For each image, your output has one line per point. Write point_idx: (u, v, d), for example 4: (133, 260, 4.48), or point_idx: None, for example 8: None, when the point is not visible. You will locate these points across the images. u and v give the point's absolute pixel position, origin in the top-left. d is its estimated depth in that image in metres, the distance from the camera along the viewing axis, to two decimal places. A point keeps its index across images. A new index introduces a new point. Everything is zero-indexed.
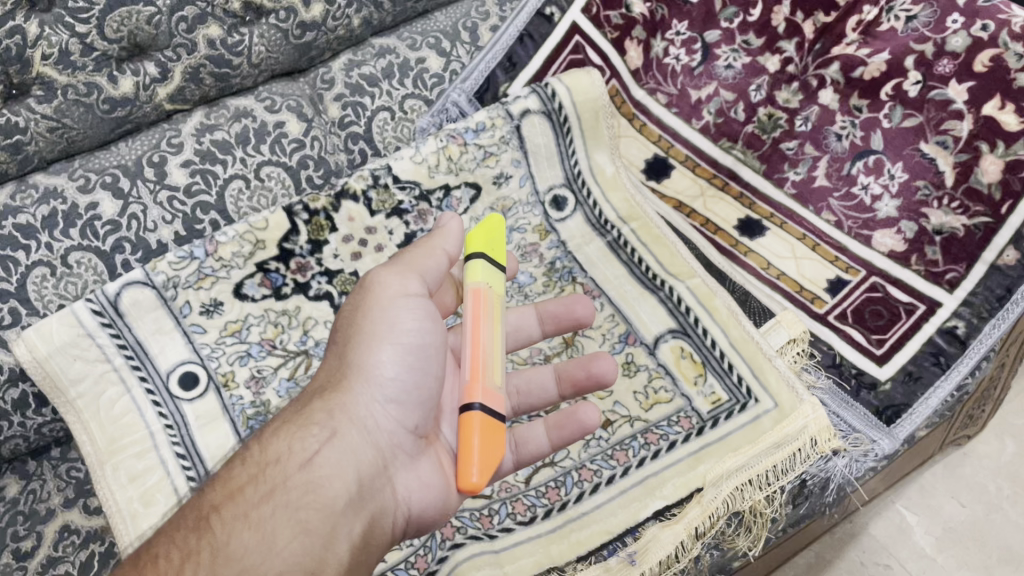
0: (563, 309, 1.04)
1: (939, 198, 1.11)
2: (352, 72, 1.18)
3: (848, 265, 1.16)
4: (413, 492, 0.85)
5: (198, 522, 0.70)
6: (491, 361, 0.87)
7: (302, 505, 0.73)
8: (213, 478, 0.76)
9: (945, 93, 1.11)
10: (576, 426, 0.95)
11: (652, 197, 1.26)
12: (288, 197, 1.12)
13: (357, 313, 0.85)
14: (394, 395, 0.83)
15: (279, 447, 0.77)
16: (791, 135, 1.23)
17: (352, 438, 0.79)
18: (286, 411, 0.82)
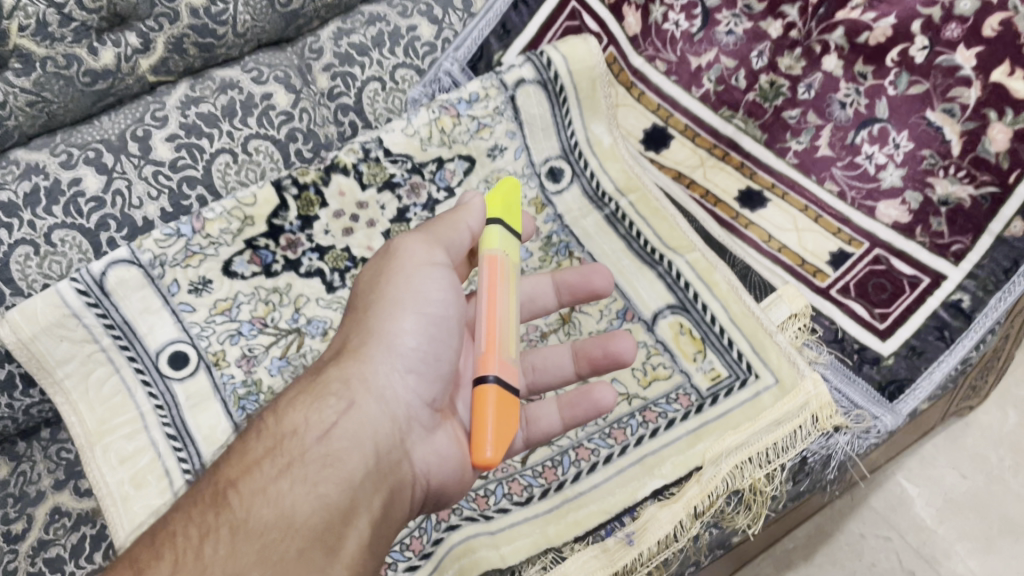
0: (581, 280, 1.02)
1: (945, 168, 1.08)
2: (341, 41, 1.14)
3: (850, 237, 1.13)
4: (429, 463, 0.84)
5: (215, 498, 0.69)
6: (506, 330, 0.87)
7: (322, 479, 0.72)
8: (230, 451, 0.75)
9: (953, 59, 1.07)
10: (589, 406, 0.94)
11: (651, 168, 1.23)
12: (276, 171, 1.09)
13: (380, 280, 0.85)
14: (413, 364, 0.83)
15: (296, 418, 0.75)
16: (793, 103, 1.20)
17: (370, 408, 0.78)
18: (303, 380, 0.80)
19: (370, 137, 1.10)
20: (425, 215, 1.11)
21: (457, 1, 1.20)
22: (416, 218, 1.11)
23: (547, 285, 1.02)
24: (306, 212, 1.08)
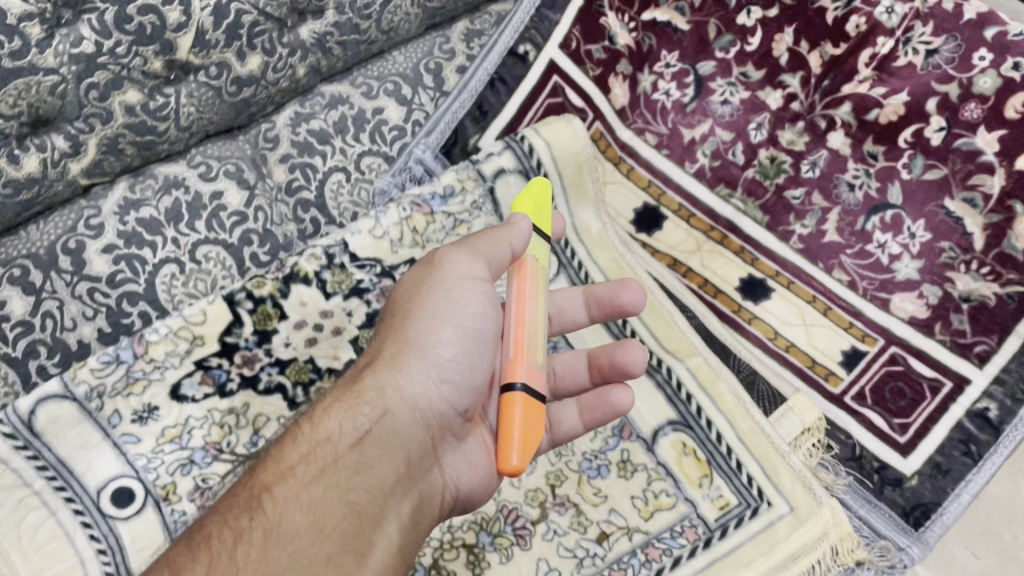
0: (607, 294, 0.94)
1: (966, 262, 1.00)
2: (299, 128, 1.03)
3: (864, 333, 1.03)
4: (457, 469, 0.79)
5: (250, 501, 0.65)
6: (534, 343, 0.80)
7: (353, 488, 0.68)
8: (264, 456, 0.70)
9: (973, 143, 0.99)
10: (608, 408, 0.88)
11: (643, 254, 1.12)
12: (229, 280, 0.97)
13: (420, 289, 0.78)
14: (450, 373, 0.76)
15: (330, 426, 0.71)
16: (797, 182, 1.11)
17: (404, 417, 0.73)
18: (338, 387, 0.75)
19: (333, 240, 0.99)
20: None
21: (428, 78, 1.09)
22: None
23: (577, 295, 0.96)
24: (263, 326, 0.95)
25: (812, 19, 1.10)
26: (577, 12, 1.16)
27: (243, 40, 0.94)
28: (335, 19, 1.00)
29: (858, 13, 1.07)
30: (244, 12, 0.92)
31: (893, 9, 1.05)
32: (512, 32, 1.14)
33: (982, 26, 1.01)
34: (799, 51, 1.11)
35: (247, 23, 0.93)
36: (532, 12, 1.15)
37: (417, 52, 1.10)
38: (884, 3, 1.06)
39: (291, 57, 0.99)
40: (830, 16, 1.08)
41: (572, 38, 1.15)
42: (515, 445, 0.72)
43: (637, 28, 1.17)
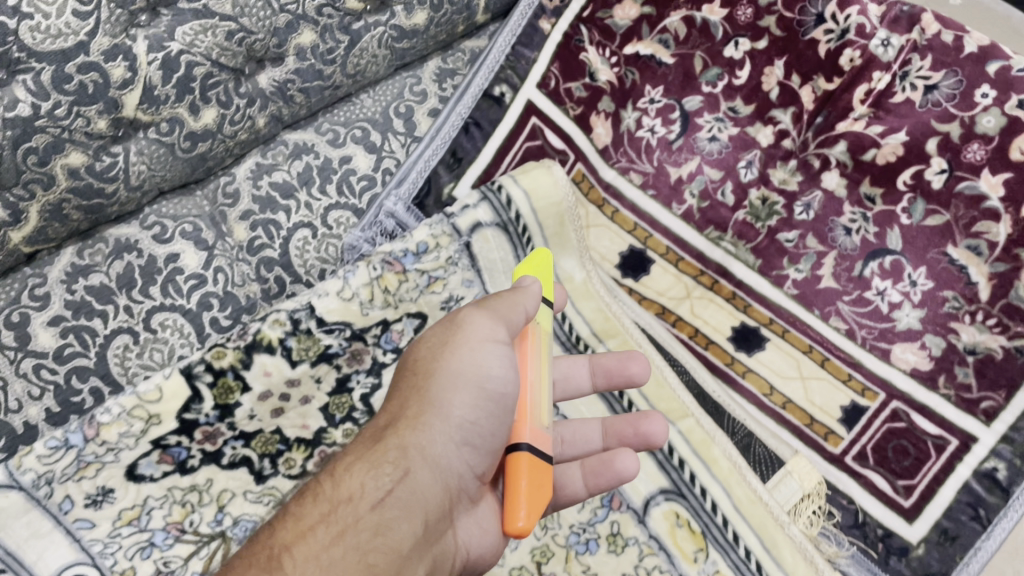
0: (618, 363, 0.88)
1: (971, 313, 0.95)
2: (261, 181, 0.97)
3: (863, 386, 0.98)
4: (469, 536, 0.69)
5: (266, 563, 0.55)
6: (541, 401, 0.71)
7: (373, 555, 0.58)
8: (278, 514, 0.60)
9: (977, 187, 0.94)
10: (613, 477, 0.79)
11: (630, 301, 1.06)
12: (189, 349, 0.90)
13: (443, 345, 0.67)
14: (473, 436, 0.66)
15: (350, 484, 0.61)
16: (789, 224, 1.06)
17: (427, 482, 0.63)
18: (357, 443, 0.65)
19: (299, 302, 0.91)
20: (370, 381, 0.93)
21: (399, 124, 1.03)
22: (360, 387, 0.92)
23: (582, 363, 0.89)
24: (225, 401, 0.87)
25: (804, 52, 1.04)
26: (556, 48, 1.11)
27: (195, 93, 0.87)
28: (296, 66, 0.93)
29: (852, 46, 1.01)
30: (196, 64, 0.86)
31: (889, 42, 1.00)
32: (487, 72, 1.07)
33: (984, 60, 0.96)
34: (790, 85, 1.06)
35: (199, 76, 0.86)
36: (508, 51, 1.10)
37: (387, 94, 1.04)
38: (879, 36, 1.00)
39: (249, 107, 0.92)
40: (823, 49, 1.03)
41: (550, 76, 1.10)
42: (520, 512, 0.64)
43: (620, 62, 1.11)
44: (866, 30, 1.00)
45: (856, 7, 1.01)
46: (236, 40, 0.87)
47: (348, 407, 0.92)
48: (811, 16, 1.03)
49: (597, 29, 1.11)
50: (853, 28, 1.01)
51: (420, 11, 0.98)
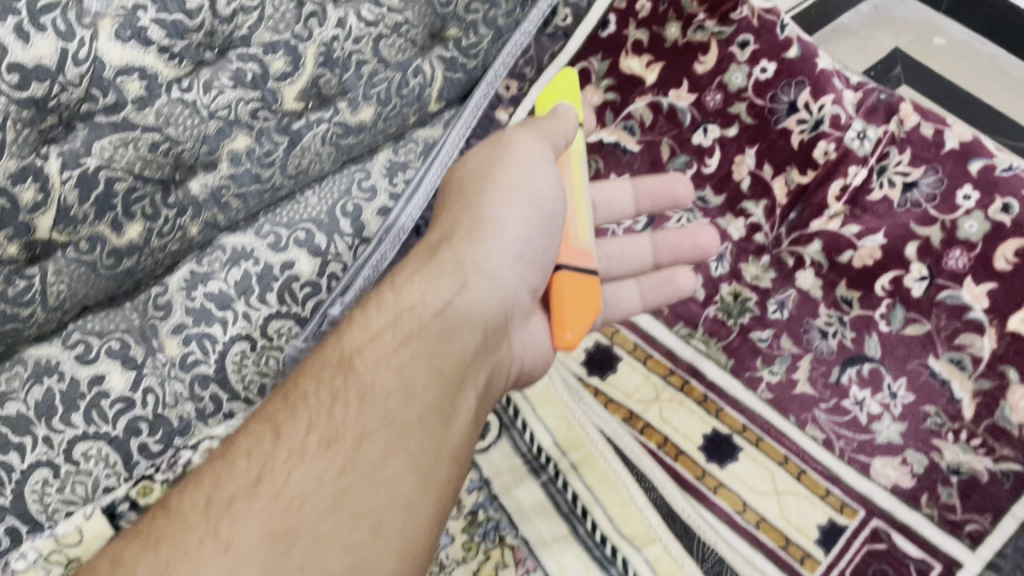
0: (663, 186, 0.97)
1: (954, 431, 0.89)
2: (195, 292, 0.90)
3: (842, 502, 0.92)
4: (522, 347, 0.82)
5: (341, 362, 0.69)
6: (580, 221, 0.86)
7: (435, 354, 0.70)
8: (349, 318, 0.75)
9: (959, 296, 0.88)
10: (670, 290, 0.96)
11: (595, 404, 1.01)
12: (114, 480, 0.83)
13: (490, 165, 0.82)
14: (526, 251, 0.79)
15: (413, 295, 0.74)
16: (762, 322, 1.00)
17: (484, 293, 0.76)
18: (418, 258, 0.79)
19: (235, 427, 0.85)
20: None
21: (345, 223, 0.95)
22: None
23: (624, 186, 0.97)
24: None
25: (776, 142, 0.99)
26: None
27: (117, 208, 0.80)
28: (230, 171, 0.86)
29: (826, 138, 0.95)
30: (117, 179, 0.79)
31: (866, 134, 0.94)
32: (440, 168, 0.97)
33: (965, 158, 0.90)
34: (762, 175, 1.00)
35: (120, 191, 0.80)
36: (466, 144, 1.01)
37: (333, 191, 0.96)
38: (855, 127, 0.95)
39: (180, 217, 0.86)
40: (796, 140, 0.97)
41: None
42: (568, 323, 0.80)
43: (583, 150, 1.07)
44: (841, 121, 0.95)
45: (831, 95, 0.95)
46: (161, 151, 0.80)
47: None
48: (783, 104, 0.97)
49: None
50: (828, 119, 0.95)
51: (366, 107, 0.91)
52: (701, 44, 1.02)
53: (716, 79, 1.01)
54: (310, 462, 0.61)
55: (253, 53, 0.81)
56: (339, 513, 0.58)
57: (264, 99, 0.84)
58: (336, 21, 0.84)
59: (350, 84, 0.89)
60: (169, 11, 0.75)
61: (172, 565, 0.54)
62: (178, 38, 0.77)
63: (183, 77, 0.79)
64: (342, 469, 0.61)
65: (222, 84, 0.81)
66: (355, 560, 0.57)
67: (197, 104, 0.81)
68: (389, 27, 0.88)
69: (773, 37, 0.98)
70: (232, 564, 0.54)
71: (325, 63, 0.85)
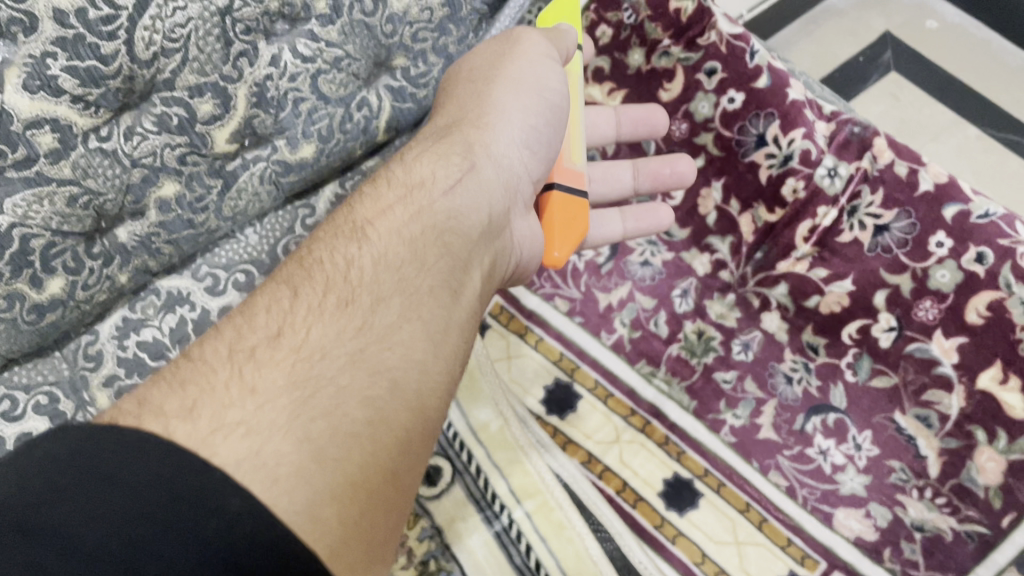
0: (644, 115, 0.96)
1: (919, 487, 0.86)
2: (127, 340, 0.85)
3: (804, 553, 0.88)
4: (522, 236, 0.77)
5: (354, 232, 0.63)
6: (573, 144, 0.85)
7: (447, 229, 0.66)
8: (356, 197, 0.69)
9: (928, 349, 0.85)
10: (653, 222, 0.96)
11: (551, 445, 0.95)
12: None
13: (500, 61, 0.77)
14: (531, 141, 0.76)
15: (423, 170, 0.69)
16: (726, 363, 0.96)
17: (491, 176, 0.72)
18: (426, 140, 0.74)
19: None
20: None
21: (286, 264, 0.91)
22: None
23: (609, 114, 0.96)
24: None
25: (743, 175, 0.95)
26: None
27: (36, 265, 0.75)
28: (160, 219, 0.82)
29: (795, 175, 0.91)
30: (33, 237, 0.73)
31: (836, 171, 0.89)
32: None
33: (939, 202, 0.84)
34: (728, 211, 0.98)
35: (38, 248, 0.74)
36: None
37: (275, 229, 0.91)
38: (826, 164, 0.89)
39: (107, 267, 0.81)
40: (765, 175, 0.93)
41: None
42: (556, 246, 0.81)
43: None
44: (811, 157, 0.89)
45: (800, 128, 0.89)
46: (80, 204, 0.75)
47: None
48: (751, 136, 0.93)
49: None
50: (798, 154, 0.90)
51: (306, 145, 0.86)
52: (666, 71, 0.98)
53: (682, 107, 0.98)
54: (330, 320, 0.56)
55: (178, 96, 0.76)
56: (356, 371, 0.53)
57: (193, 143, 0.79)
58: (268, 60, 0.79)
59: (287, 122, 0.84)
60: (81, 58, 0.68)
61: (201, 404, 0.47)
62: (92, 86, 0.70)
63: (102, 125, 0.73)
64: (361, 327, 0.56)
65: (145, 129, 0.76)
66: (377, 407, 0.52)
67: (118, 153, 0.75)
68: (328, 62, 0.83)
69: (741, 65, 0.92)
70: (260, 407, 0.48)
71: (258, 103, 0.81)
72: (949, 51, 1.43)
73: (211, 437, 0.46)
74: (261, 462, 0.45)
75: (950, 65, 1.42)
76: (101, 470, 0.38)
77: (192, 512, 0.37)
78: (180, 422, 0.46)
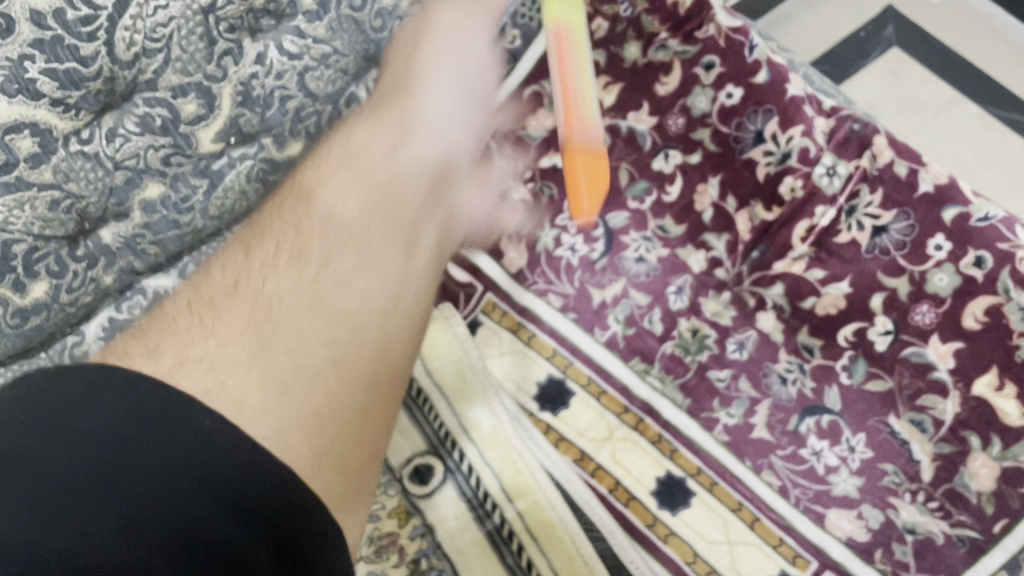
0: None
1: (912, 491, 0.86)
2: (111, 343, 0.80)
3: (795, 553, 0.87)
4: (462, 201, 0.87)
5: (245, 245, 0.67)
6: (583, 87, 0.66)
7: (377, 216, 0.73)
8: (268, 205, 0.74)
9: (924, 354, 0.86)
10: None
11: (544, 443, 0.93)
12: None
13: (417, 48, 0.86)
14: (460, 105, 0.86)
15: (345, 172, 0.76)
16: (721, 362, 0.94)
17: (412, 169, 0.79)
18: (331, 148, 0.79)
19: None
20: None
21: None
22: None
23: None
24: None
25: (740, 172, 0.94)
26: None
27: (18, 270, 0.73)
28: (145, 219, 0.80)
29: (793, 173, 0.90)
30: (15, 241, 0.72)
31: (835, 171, 0.88)
32: None
33: (939, 204, 0.85)
34: (724, 207, 0.95)
35: (20, 253, 0.73)
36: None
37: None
38: (824, 162, 0.89)
39: (92, 268, 0.79)
40: (762, 173, 0.92)
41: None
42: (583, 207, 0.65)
43: (534, 177, 1.00)
44: (810, 155, 0.89)
45: (800, 126, 0.89)
46: (62, 208, 0.73)
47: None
48: (749, 132, 0.93)
49: (508, 142, 1.02)
50: (796, 152, 0.90)
51: (294, 142, 0.86)
52: (663, 65, 0.97)
53: (680, 101, 0.97)
54: (233, 312, 0.61)
55: (161, 97, 0.74)
56: (312, 324, 0.62)
57: (177, 144, 0.77)
58: (254, 57, 0.77)
59: (274, 120, 0.82)
60: (59, 60, 0.66)
61: (164, 346, 0.58)
62: (72, 89, 0.67)
63: (82, 127, 0.71)
64: (264, 318, 0.61)
65: (127, 130, 0.73)
66: (337, 364, 0.61)
67: (100, 156, 0.73)
68: (315, 58, 0.81)
69: (740, 59, 0.92)
70: (221, 348, 0.58)
71: (243, 102, 0.78)
72: (952, 26, 1.39)
73: (175, 371, 0.56)
74: (229, 395, 0.55)
75: (950, 40, 1.38)
76: (52, 418, 0.47)
77: (149, 487, 0.45)
78: (144, 360, 0.56)
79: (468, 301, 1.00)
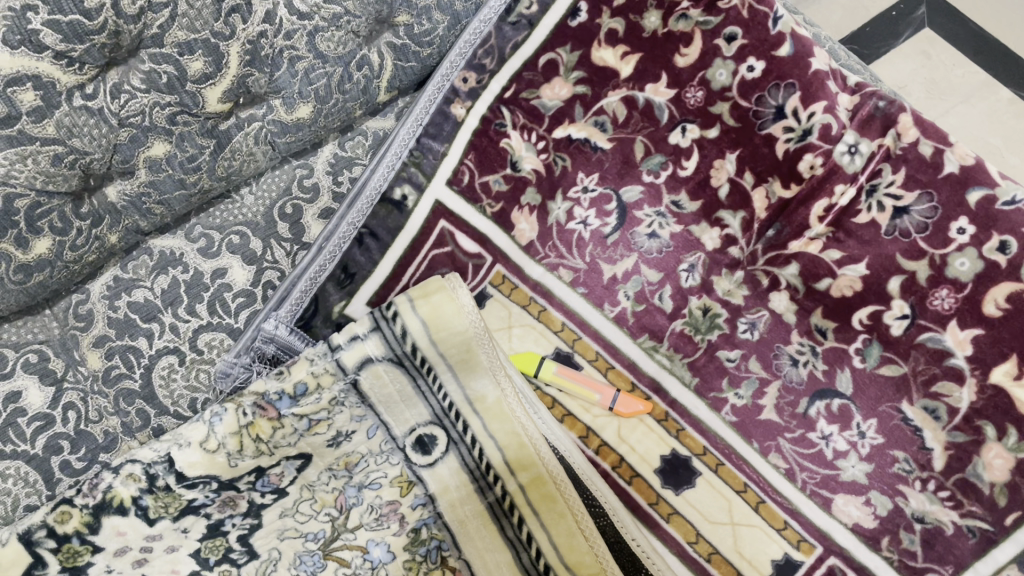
0: None
1: (922, 480, 0.85)
2: (118, 301, 0.88)
3: (799, 536, 0.87)
4: None
5: None
6: None
7: None
8: None
9: (942, 340, 0.82)
10: None
11: (551, 419, 0.90)
12: (36, 498, 0.81)
13: None
14: None
15: None
16: (730, 341, 0.93)
17: None
18: None
19: (158, 453, 0.79)
20: (248, 523, 0.85)
21: (284, 228, 0.94)
22: (236, 529, 0.84)
23: None
24: (72, 567, 0.76)
25: (759, 148, 0.90)
26: (472, 135, 0.99)
27: (21, 225, 0.73)
28: (150, 178, 0.80)
29: (814, 151, 0.86)
30: (17, 196, 0.71)
31: (857, 149, 0.85)
32: (387, 169, 0.96)
33: (964, 185, 0.80)
34: (741, 183, 0.92)
35: (23, 209, 0.73)
36: (413, 144, 0.97)
37: (272, 189, 0.94)
38: (846, 140, 0.85)
39: (96, 228, 0.81)
40: (781, 148, 0.88)
41: (463, 171, 0.98)
42: None
43: (547, 148, 0.98)
44: (831, 133, 0.85)
45: (822, 102, 0.85)
46: (65, 163, 0.72)
47: (222, 551, 0.83)
48: (770, 108, 0.88)
49: (521, 111, 0.99)
50: (817, 129, 0.86)
51: (303, 105, 0.85)
52: (684, 35, 0.92)
53: (698, 74, 0.92)
54: None
55: (167, 54, 0.71)
56: None
57: (183, 103, 0.75)
58: (263, 16, 0.74)
59: (283, 82, 0.82)
60: (63, 12, 0.62)
61: None
62: (76, 42, 0.64)
63: (87, 82, 0.69)
64: None
65: (133, 86, 0.72)
66: None
67: (104, 112, 0.71)
68: (326, 19, 0.79)
69: (763, 31, 0.88)
70: None
71: (251, 62, 0.77)
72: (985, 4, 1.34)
73: None
74: None
75: (984, 20, 1.33)
76: None
77: None
78: None
79: (476, 272, 0.97)
